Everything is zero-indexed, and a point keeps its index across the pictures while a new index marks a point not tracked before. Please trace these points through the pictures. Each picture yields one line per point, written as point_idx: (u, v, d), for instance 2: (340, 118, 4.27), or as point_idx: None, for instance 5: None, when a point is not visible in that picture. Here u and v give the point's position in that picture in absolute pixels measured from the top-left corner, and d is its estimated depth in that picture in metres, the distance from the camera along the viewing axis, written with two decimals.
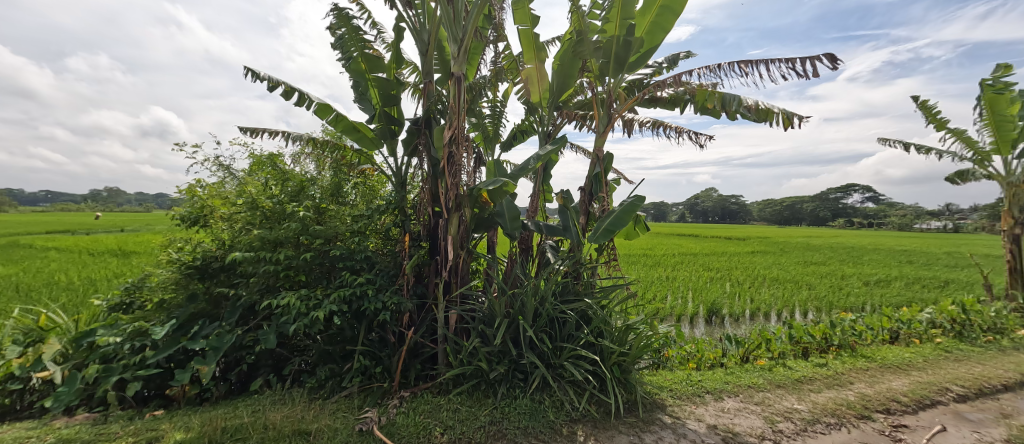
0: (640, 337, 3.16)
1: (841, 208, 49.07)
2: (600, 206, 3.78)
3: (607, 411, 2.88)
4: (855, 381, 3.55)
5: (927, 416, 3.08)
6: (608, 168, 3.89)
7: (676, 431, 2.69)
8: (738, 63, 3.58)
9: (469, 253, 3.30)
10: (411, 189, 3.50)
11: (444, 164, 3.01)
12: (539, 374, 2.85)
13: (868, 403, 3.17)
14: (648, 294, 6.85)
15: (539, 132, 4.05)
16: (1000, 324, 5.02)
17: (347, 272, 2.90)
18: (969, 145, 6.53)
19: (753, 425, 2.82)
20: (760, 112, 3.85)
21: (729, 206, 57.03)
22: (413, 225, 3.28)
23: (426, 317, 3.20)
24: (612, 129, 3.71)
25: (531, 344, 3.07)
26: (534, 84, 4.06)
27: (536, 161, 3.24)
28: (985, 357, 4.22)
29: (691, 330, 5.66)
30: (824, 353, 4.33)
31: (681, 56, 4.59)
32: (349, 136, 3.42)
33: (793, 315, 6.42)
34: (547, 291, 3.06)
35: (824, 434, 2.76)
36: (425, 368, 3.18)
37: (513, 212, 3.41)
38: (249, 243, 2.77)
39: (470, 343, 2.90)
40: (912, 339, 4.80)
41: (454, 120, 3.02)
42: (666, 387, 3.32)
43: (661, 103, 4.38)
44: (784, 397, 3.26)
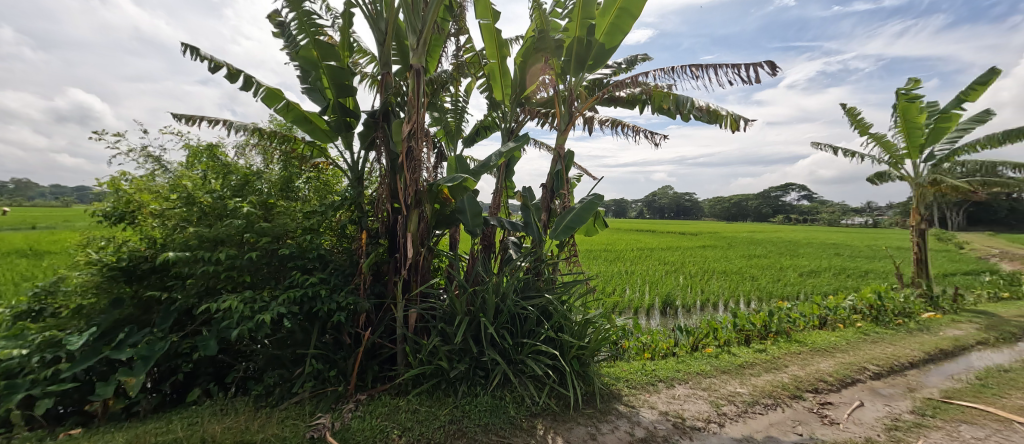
0: (598, 330, 3.26)
1: (780, 205, 53.28)
2: (561, 203, 3.85)
3: (566, 404, 2.94)
4: (789, 364, 3.89)
5: (848, 393, 3.43)
6: (570, 165, 3.96)
7: (631, 419, 2.81)
8: (690, 67, 3.76)
9: (430, 251, 3.24)
10: (369, 184, 3.36)
11: (403, 159, 2.92)
12: (500, 371, 2.86)
13: (800, 384, 3.47)
14: (607, 288, 7.09)
15: (502, 129, 4.01)
16: (908, 308, 5.69)
17: (298, 271, 2.75)
18: (886, 150, 7.31)
19: (701, 409, 3.00)
20: (710, 114, 4.07)
21: (683, 203, 60.17)
22: (371, 221, 3.16)
23: (384, 317, 3.10)
24: (573, 127, 3.77)
25: (492, 341, 3.07)
26: (497, 79, 4.03)
27: (498, 158, 3.23)
28: (895, 338, 4.76)
29: (647, 321, 5.93)
30: (764, 339, 4.69)
31: (639, 57, 4.75)
32: (300, 127, 3.23)
33: (738, 304, 6.90)
34: (508, 288, 3.07)
35: (762, 414, 3.00)
36: (383, 369, 3.10)
37: (474, 209, 3.30)
38: (185, 242, 2.54)
39: (430, 343, 2.86)
40: (838, 324, 5.32)
41: (413, 114, 2.93)
42: (622, 378, 3.46)
43: (620, 103, 4.51)
44: (728, 382, 3.50)
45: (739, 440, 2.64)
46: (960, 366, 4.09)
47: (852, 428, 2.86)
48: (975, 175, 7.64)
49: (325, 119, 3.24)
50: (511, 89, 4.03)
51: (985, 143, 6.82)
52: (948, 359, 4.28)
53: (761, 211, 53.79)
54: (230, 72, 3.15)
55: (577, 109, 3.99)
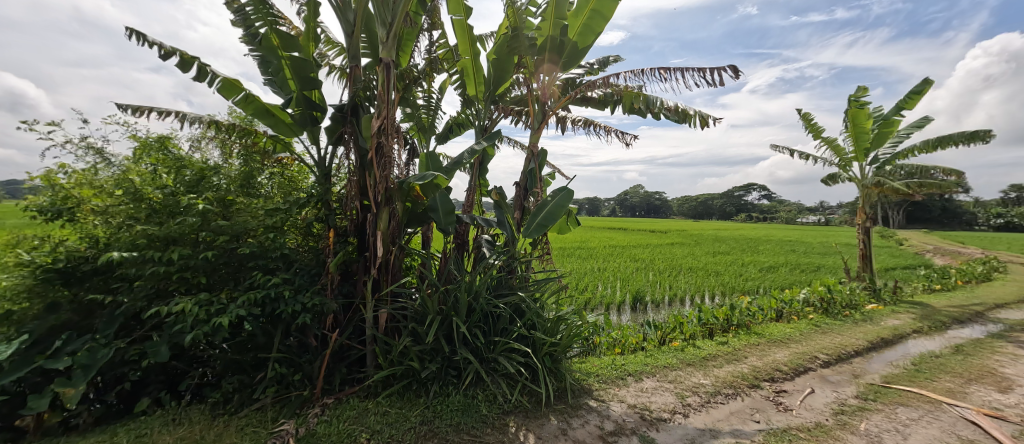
0: (570, 327, 3.31)
1: (742, 204, 55.97)
2: (535, 201, 3.87)
3: (538, 401, 2.98)
4: (749, 355, 4.10)
5: (800, 380, 3.66)
6: (543, 163, 3.99)
7: (601, 413, 2.87)
8: (659, 69, 3.88)
9: (402, 250, 3.18)
10: (337, 181, 3.25)
11: (373, 155, 2.84)
12: (472, 370, 2.85)
13: (757, 373, 3.67)
14: (580, 285, 7.21)
15: (476, 126, 3.97)
16: (855, 301, 6.13)
17: (260, 272, 2.63)
18: (837, 153, 7.82)
19: (667, 401, 3.11)
20: (678, 115, 4.21)
21: (652, 202, 62.04)
22: (339, 219, 3.05)
23: (352, 318, 3.02)
24: (547, 126, 3.80)
25: (464, 340, 3.05)
26: (470, 76, 3.99)
27: (471, 155, 3.21)
28: (843, 328, 5.13)
29: (618, 317, 6.09)
30: (727, 332, 4.93)
31: (611, 59, 4.85)
32: (261, 120, 3.08)
33: (703, 299, 7.21)
34: (481, 286, 3.06)
35: (724, 404, 3.15)
36: (351, 372, 3.02)
37: (448, 206, 3.25)
38: (132, 241, 2.36)
39: (400, 343, 2.81)
40: (793, 316, 5.66)
41: (383, 109, 2.85)
42: (593, 373, 3.53)
43: (592, 103, 4.59)
44: (693, 373, 3.65)
45: (702, 429, 2.77)
46: (898, 353, 4.45)
47: (804, 413, 3.05)
48: (912, 178, 8.32)
49: (288, 112, 3.10)
50: (485, 86, 4.01)
51: (921, 148, 7.43)
52: (888, 346, 4.65)
53: (725, 210, 56.30)
54: (183, 61, 2.95)
55: (550, 108, 4.03)
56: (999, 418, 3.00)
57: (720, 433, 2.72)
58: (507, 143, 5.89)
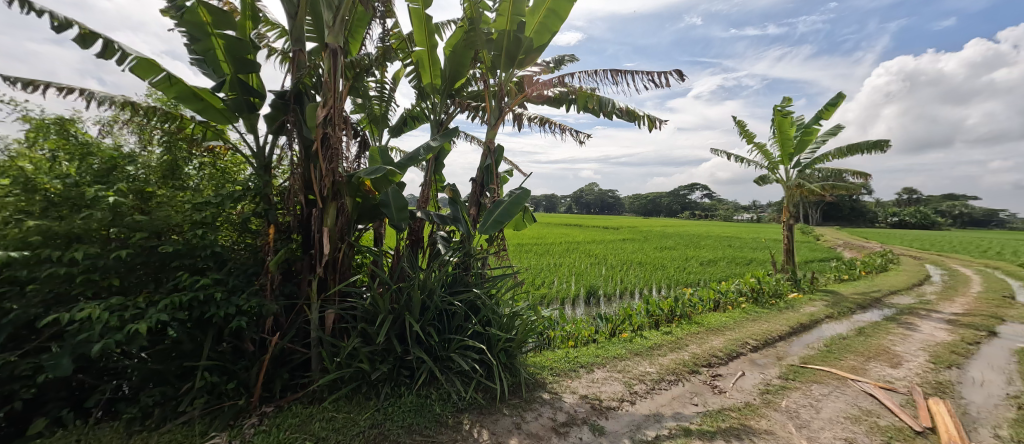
0: (524, 322, 3.34)
1: (686, 202, 59.81)
2: (491, 197, 3.86)
3: (493, 396, 2.99)
4: (689, 343, 4.40)
5: (733, 365, 3.99)
6: (500, 160, 3.98)
7: (553, 405, 2.94)
8: (612, 71, 4.01)
9: (352, 247, 3.03)
10: (279, 174, 3.02)
11: (318, 147, 2.67)
12: (426, 369, 2.80)
13: (697, 360, 3.95)
14: (536, 280, 7.33)
15: (432, 120, 3.87)
16: (780, 291, 6.78)
17: (186, 272, 2.38)
18: (766, 157, 8.58)
19: (616, 390, 3.26)
20: (628, 116, 4.39)
21: (605, 199, 64.41)
22: (281, 215, 2.84)
23: (295, 320, 2.84)
24: (503, 122, 3.79)
25: (418, 339, 2.99)
26: (425, 67, 3.88)
27: (426, 151, 3.12)
28: (770, 316, 5.66)
29: (573, 311, 6.27)
30: (671, 322, 5.25)
31: (566, 58, 4.94)
32: (186, 104, 2.78)
33: (651, 291, 7.62)
34: (435, 283, 2.99)
35: (667, 390, 3.36)
36: (294, 377, 2.84)
37: (401, 202, 3.12)
38: (21, 238, 2.02)
39: (348, 345, 2.68)
40: (729, 306, 6.16)
41: (330, 98, 2.68)
42: (547, 367, 3.60)
43: (548, 102, 4.65)
44: (640, 362, 3.85)
45: (647, 414, 2.93)
46: (813, 336, 4.99)
47: (736, 395, 3.33)
48: (827, 180, 9.35)
49: (220, 97, 2.83)
50: (441, 79, 3.90)
51: (834, 154, 8.36)
52: (806, 330, 5.20)
53: (670, 208, 59.85)
54: (89, 32, 2.57)
55: (507, 105, 4.02)
56: (890, 390, 3.47)
57: (663, 417, 2.89)
58: (464, 138, 5.81)
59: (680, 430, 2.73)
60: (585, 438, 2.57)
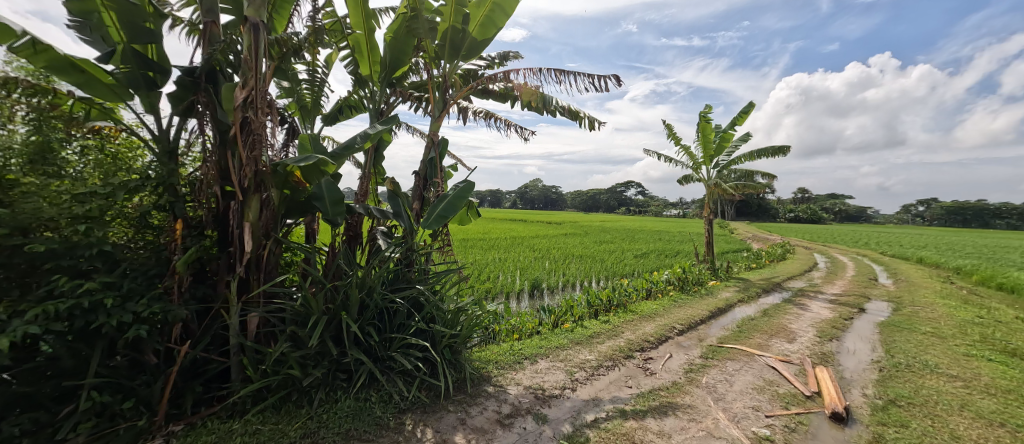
0: (469, 317, 3.31)
1: (622, 198, 63.44)
2: (435, 192, 3.75)
3: (437, 394, 2.93)
4: (625, 330, 4.68)
5: (662, 348, 4.32)
6: (444, 153, 3.89)
7: (498, 398, 2.95)
8: (555, 70, 4.08)
9: (279, 244, 2.77)
10: (188, 161, 2.66)
11: (236, 132, 2.39)
12: (365, 370, 2.66)
13: (631, 345, 4.22)
14: (481, 275, 7.32)
15: (370, 110, 3.65)
16: (702, 279, 7.48)
17: (65, 275, 2.00)
18: (691, 158, 9.36)
19: (558, 378, 3.37)
20: (571, 115, 4.51)
21: (548, 195, 66.11)
22: (190, 208, 2.55)
23: (211, 326, 2.54)
24: (448, 115, 3.69)
25: (356, 340, 2.82)
26: (363, 53, 3.65)
27: (363, 140, 2.94)
28: (694, 302, 6.22)
29: (517, 304, 6.36)
30: (609, 311, 5.54)
31: (511, 54, 4.94)
32: (61, 76, 2.34)
33: (590, 283, 7.98)
34: (375, 281, 2.84)
35: (605, 375, 3.54)
36: (209, 390, 2.53)
37: (335, 195, 2.90)
38: None
39: (275, 350, 2.44)
40: (660, 294, 6.66)
41: (251, 79, 2.40)
42: (491, 361, 3.61)
43: (493, 96, 4.62)
44: (580, 351, 4.01)
45: (585, 399, 3.06)
46: (730, 318, 5.57)
47: (664, 375, 3.61)
48: (741, 180, 10.45)
49: (110, 71, 2.44)
50: (380, 66, 3.68)
51: (747, 157, 9.36)
52: (723, 314, 5.79)
53: (609, 204, 63.13)
54: None
55: (451, 97, 3.92)
56: (788, 362, 3.98)
57: (601, 401, 3.04)
58: (406, 130, 5.59)
59: (616, 411, 2.89)
60: (528, 427, 2.62)
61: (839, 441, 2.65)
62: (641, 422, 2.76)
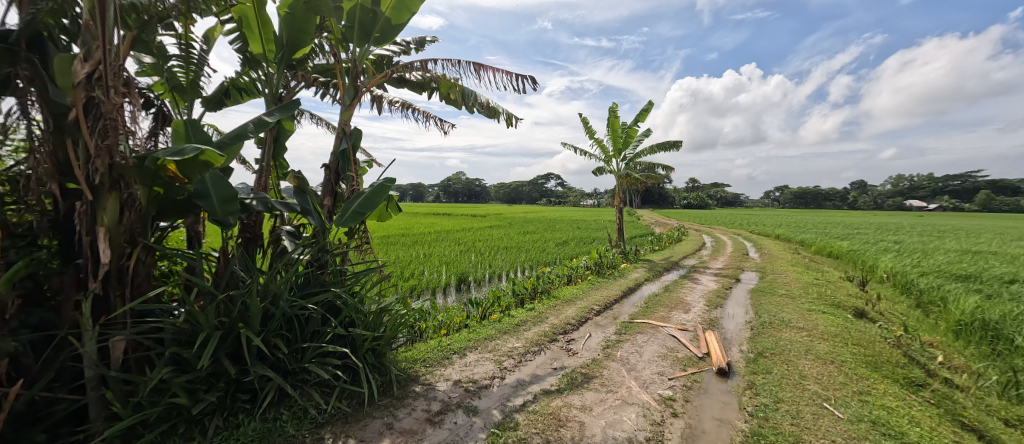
0: (393, 317, 3.16)
1: (543, 190, 66.06)
2: (348, 187, 3.47)
3: (360, 402, 2.76)
4: (549, 316, 4.90)
5: (582, 329, 4.62)
6: (356, 144, 3.60)
7: (427, 397, 2.88)
8: (474, 64, 4.04)
9: (149, 252, 2.32)
10: (6, 152, 2.07)
11: (78, 115, 1.91)
12: (273, 387, 2.38)
13: (555, 330, 4.43)
14: (405, 272, 7.03)
15: (266, 94, 3.16)
16: (614, 262, 8.16)
17: None
18: (602, 151, 10.07)
19: (487, 369, 3.40)
20: (491, 109, 4.51)
21: (472, 188, 65.95)
22: (12, 213, 1.99)
23: (56, 357, 2.04)
24: (360, 104, 3.41)
25: (261, 354, 2.51)
26: (253, 27, 3.18)
27: (257, 127, 2.59)
28: (609, 284, 6.75)
29: (444, 300, 6.27)
30: (534, 298, 5.75)
31: (428, 43, 4.75)
32: None
33: (516, 273, 8.18)
34: (281, 287, 2.53)
35: (532, 360, 3.67)
36: (57, 436, 2.04)
37: (224, 191, 2.47)
38: None
39: (152, 378, 2.05)
40: (580, 278, 7.10)
41: (97, 51, 1.95)
42: (419, 359, 3.50)
43: (410, 86, 4.41)
44: (508, 340, 4.10)
45: (514, 386, 3.14)
46: (639, 296, 6.17)
47: (585, 354, 3.87)
48: (645, 172, 11.59)
49: None
50: (274, 44, 3.23)
51: (649, 151, 10.38)
52: (634, 292, 6.39)
53: (530, 195, 65.20)
54: None
55: (363, 83, 3.61)
56: (685, 330, 4.55)
57: (528, 385, 3.15)
58: (312, 119, 5.09)
59: (542, 393, 3.02)
60: (459, 421, 2.60)
61: (724, 392, 3.12)
62: (565, 399, 2.92)
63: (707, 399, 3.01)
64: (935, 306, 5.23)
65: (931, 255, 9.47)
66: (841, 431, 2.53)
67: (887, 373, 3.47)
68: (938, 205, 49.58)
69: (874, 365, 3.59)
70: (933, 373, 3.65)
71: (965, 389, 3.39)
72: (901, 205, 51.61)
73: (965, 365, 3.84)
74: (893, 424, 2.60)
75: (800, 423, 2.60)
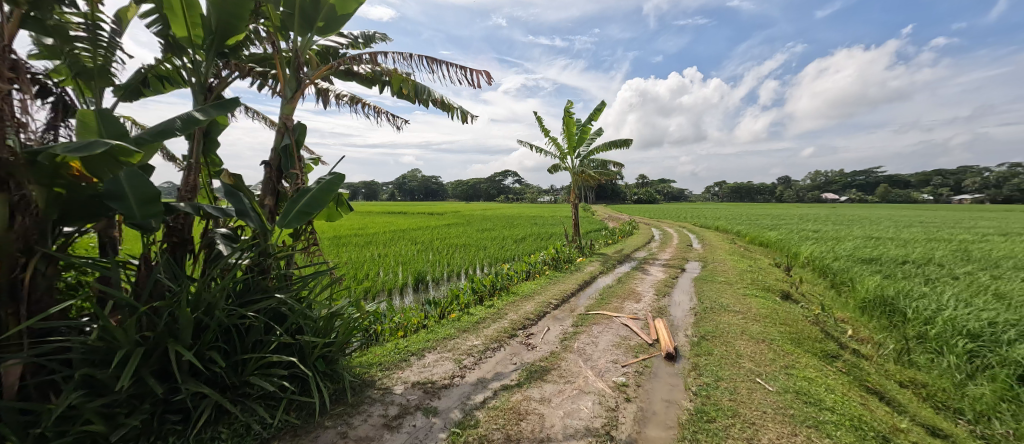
0: (345, 321, 3.02)
1: (500, 187, 66.24)
2: (292, 185, 3.25)
3: (310, 412, 2.62)
4: (508, 312, 4.93)
5: (541, 323, 4.70)
6: (300, 140, 3.37)
7: (384, 401, 2.79)
8: (427, 58, 3.94)
9: (51, 263, 2.03)
10: None
11: None
12: (209, 404, 2.17)
13: (514, 325, 4.47)
14: (358, 273, 6.74)
15: (193, 84, 2.85)
16: (570, 257, 8.38)
17: None
18: (558, 149, 10.28)
19: (446, 369, 3.36)
20: (445, 105, 4.43)
21: (428, 186, 64.62)
22: None
23: None
24: (303, 97, 3.19)
25: (193, 370, 2.29)
26: (175, 8, 2.84)
27: (185, 124, 2.34)
28: (566, 278, 6.93)
29: (401, 301, 6.09)
30: (493, 295, 5.76)
31: (377, 35, 4.57)
32: None
33: (474, 270, 8.14)
34: (216, 296, 2.32)
35: (491, 357, 3.69)
36: None
37: (142, 192, 2.21)
38: None
39: (58, 405, 1.80)
40: (538, 274, 7.21)
41: None
42: (374, 364, 3.38)
43: (358, 79, 4.21)
44: (468, 338, 4.07)
45: (473, 383, 3.13)
46: (594, 289, 6.39)
47: (543, 347, 3.95)
48: (598, 169, 12.00)
49: None
50: (202, 29, 2.94)
51: (602, 148, 10.74)
52: (589, 285, 6.61)
53: (487, 193, 65.07)
54: None
55: (306, 75, 3.38)
56: (636, 319, 4.78)
57: (489, 382, 3.16)
58: (248, 113, 4.71)
59: (502, 389, 3.04)
60: (418, 424, 2.54)
61: (672, 375, 3.33)
62: (525, 393, 2.96)
63: (657, 382, 3.19)
64: (846, 286, 5.94)
65: (843, 242, 10.71)
66: (771, 402, 2.80)
67: (808, 347, 3.89)
68: (849, 197, 56.08)
69: (798, 341, 4.00)
70: (844, 345, 4.15)
71: (868, 357, 3.90)
72: (819, 197, 57.78)
73: (869, 337, 4.41)
74: (813, 392, 2.92)
75: (737, 398, 2.83)
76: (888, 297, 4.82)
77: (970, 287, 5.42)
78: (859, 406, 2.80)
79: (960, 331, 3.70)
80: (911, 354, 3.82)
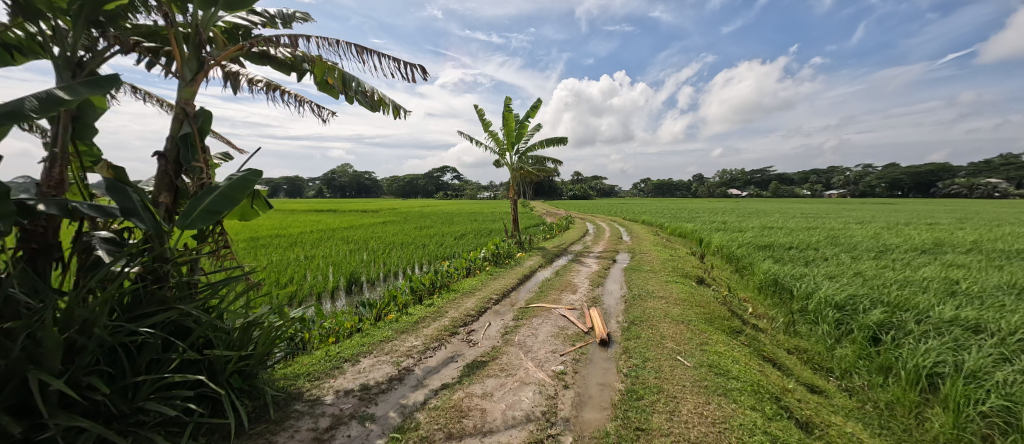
0: (265, 331, 2.74)
1: (438, 183, 64.81)
2: (194, 180, 2.82)
3: (224, 435, 2.34)
4: (448, 310, 4.85)
5: (482, 319, 4.70)
6: (204, 129, 2.94)
7: (313, 413, 2.59)
8: (355, 46, 3.69)
9: None
10: None
11: None
12: (91, 438, 1.83)
13: (455, 323, 4.41)
14: (282, 277, 6.15)
15: (56, 57, 2.34)
16: (510, 252, 8.47)
17: None
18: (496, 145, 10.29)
19: (384, 372, 3.21)
20: (375, 100, 4.19)
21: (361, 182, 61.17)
22: None
23: None
24: (207, 79, 2.79)
25: (65, 401, 1.91)
26: None
27: (42, 107, 1.93)
28: (507, 273, 7.00)
29: (332, 305, 5.68)
30: (431, 294, 5.62)
31: (297, 16, 4.17)
32: None
33: (411, 269, 7.85)
34: (95, 311, 1.95)
35: (431, 356, 3.60)
36: None
37: None
38: None
39: None
40: (478, 270, 7.17)
41: None
42: (302, 374, 3.12)
43: (275, 63, 3.82)
44: (407, 339, 3.94)
45: (412, 385, 3.03)
46: (533, 283, 6.55)
47: (485, 342, 3.95)
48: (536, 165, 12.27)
49: None
50: None
51: (540, 145, 10.99)
52: (529, 279, 6.75)
53: (425, 189, 63.24)
54: None
55: (211, 55, 2.97)
56: (573, 310, 4.99)
57: (429, 382, 3.08)
58: (136, 94, 4.02)
59: (442, 388, 2.99)
60: (352, 433, 2.40)
61: (606, 359, 3.54)
62: (466, 390, 2.94)
63: (593, 367, 3.38)
64: (747, 270, 6.78)
65: (745, 232, 12.18)
66: (689, 376, 3.11)
67: (718, 325, 4.37)
68: (749, 193, 64.00)
69: (710, 320, 4.49)
70: (746, 321, 4.75)
71: (765, 331, 4.51)
72: (726, 193, 65.09)
73: (765, 313, 5.10)
74: (723, 364, 3.29)
75: (661, 376, 3.09)
76: (778, 278, 5.59)
77: (839, 266, 6.49)
78: (758, 372, 3.22)
79: (830, 303, 4.42)
80: (797, 326, 4.50)
